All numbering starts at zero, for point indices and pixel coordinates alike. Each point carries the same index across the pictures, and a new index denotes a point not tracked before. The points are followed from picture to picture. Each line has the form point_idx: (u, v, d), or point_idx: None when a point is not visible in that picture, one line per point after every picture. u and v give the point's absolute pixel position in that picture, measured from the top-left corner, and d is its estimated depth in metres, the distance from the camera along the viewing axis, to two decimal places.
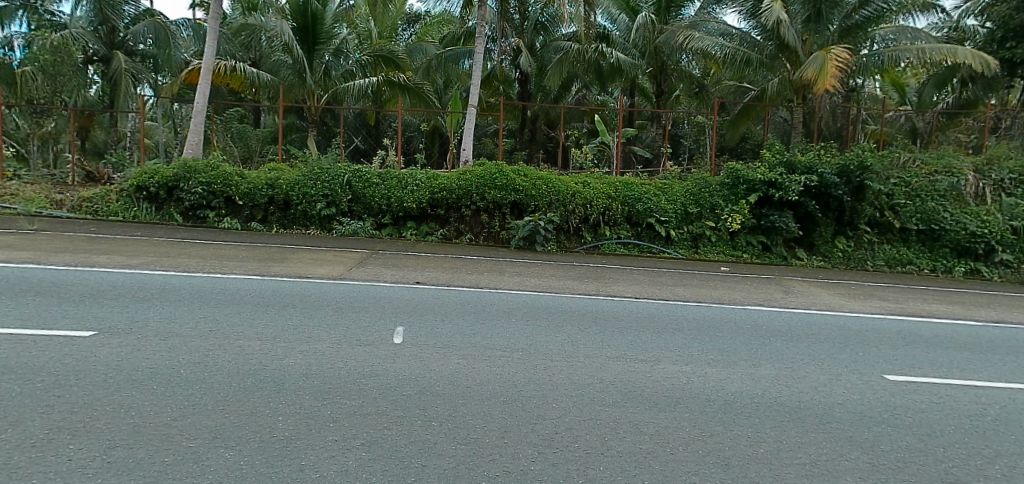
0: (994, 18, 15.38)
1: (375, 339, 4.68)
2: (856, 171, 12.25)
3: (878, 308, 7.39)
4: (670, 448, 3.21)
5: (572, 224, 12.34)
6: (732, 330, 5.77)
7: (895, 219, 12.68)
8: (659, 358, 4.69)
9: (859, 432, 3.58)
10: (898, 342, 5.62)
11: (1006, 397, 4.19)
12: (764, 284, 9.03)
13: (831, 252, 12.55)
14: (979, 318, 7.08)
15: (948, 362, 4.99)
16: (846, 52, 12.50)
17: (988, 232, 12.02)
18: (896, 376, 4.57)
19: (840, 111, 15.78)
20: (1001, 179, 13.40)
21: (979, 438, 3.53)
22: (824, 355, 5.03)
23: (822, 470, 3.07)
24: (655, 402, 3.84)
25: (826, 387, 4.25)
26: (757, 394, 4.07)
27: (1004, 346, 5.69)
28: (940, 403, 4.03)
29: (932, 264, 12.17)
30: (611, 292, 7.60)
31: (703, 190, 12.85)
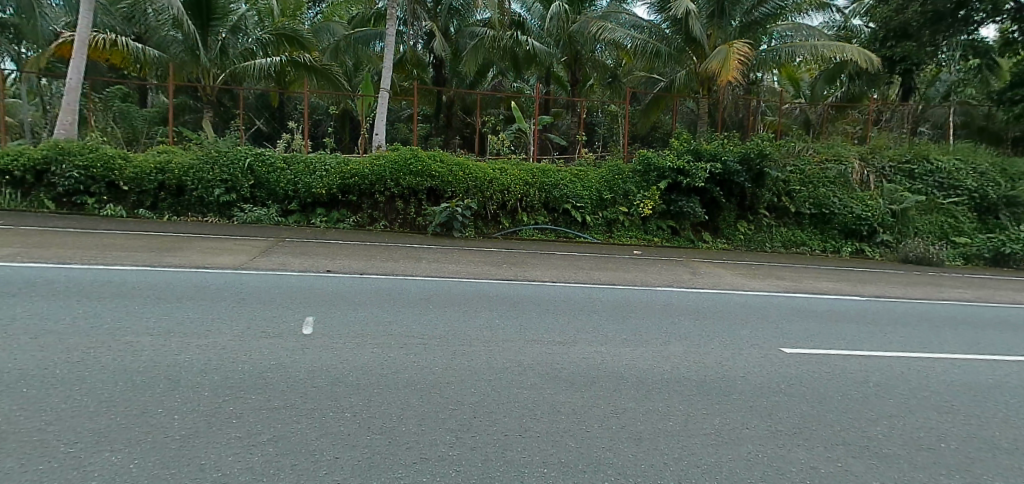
0: (877, 19, 17.07)
1: (283, 331, 4.52)
2: (755, 159, 12.99)
3: (777, 287, 7.96)
4: (585, 426, 3.35)
5: (489, 210, 12.41)
6: (641, 311, 6.00)
7: (791, 204, 13.65)
8: (576, 340, 4.82)
9: (758, 402, 3.85)
10: (794, 317, 6.07)
11: (888, 364, 4.64)
12: (674, 265, 9.49)
13: (734, 235, 13.31)
14: (863, 293, 7.80)
15: (838, 334, 5.45)
16: (747, 48, 13.25)
17: (871, 216, 13.33)
18: (791, 349, 4.93)
19: (742, 103, 16.44)
20: (882, 167, 14.97)
21: (862, 402, 3.90)
22: (729, 332, 5.33)
23: (723, 441, 3.30)
24: (572, 382, 3.95)
25: (730, 361, 4.52)
26: (667, 370, 4.27)
27: (882, 317, 6.32)
28: (830, 373, 4.39)
29: (823, 245, 13.31)
30: (529, 276, 7.73)
31: (617, 177, 13.32)
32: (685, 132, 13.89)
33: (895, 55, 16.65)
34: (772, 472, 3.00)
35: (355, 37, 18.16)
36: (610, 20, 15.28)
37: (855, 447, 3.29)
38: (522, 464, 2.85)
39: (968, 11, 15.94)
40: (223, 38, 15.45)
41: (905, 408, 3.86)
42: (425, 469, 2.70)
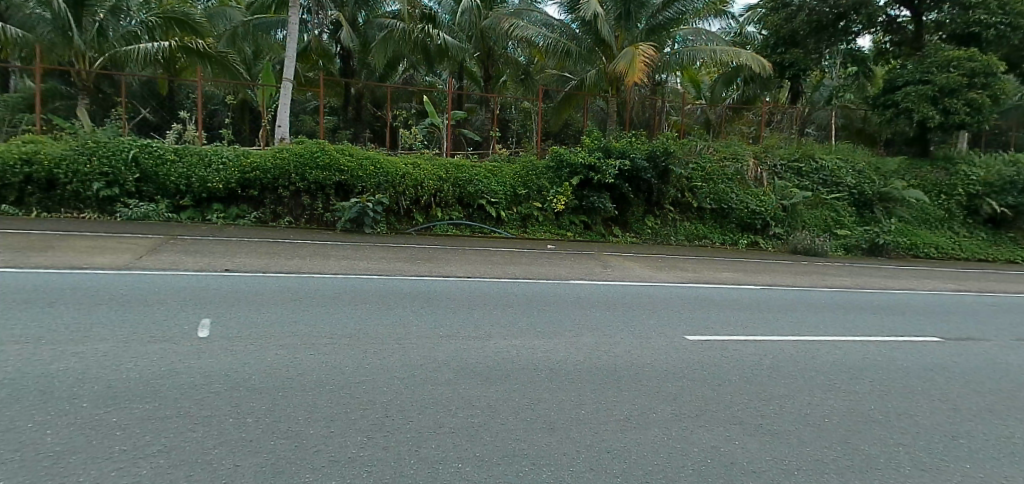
0: (769, 27, 18.60)
1: (175, 334, 4.26)
2: (662, 156, 13.77)
3: (681, 278, 8.43)
4: (499, 419, 3.40)
5: (402, 205, 12.30)
6: (553, 303, 6.16)
7: (693, 199, 14.56)
8: (490, 335, 4.87)
9: (664, 387, 4.06)
10: (696, 306, 6.48)
11: (778, 347, 5.05)
12: (586, 259, 9.81)
13: (642, 229, 14.01)
14: (758, 282, 8.43)
15: (733, 321, 5.86)
16: (651, 50, 13.98)
17: (764, 211, 14.56)
18: (695, 336, 5.24)
19: (648, 103, 17.15)
20: (775, 166, 16.35)
21: (757, 383, 4.21)
22: (637, 322, 5.60)
23: (632, 427, 3.46)
24: (487, 376, 4.00)
25: (638, 350, 4.74)
26: (580, 360, 4.42)
27: (769, 304, 6.87)
28: (727, 357, 4.71)
29: (723, 237, 14.29)
30: (443, 272, 7.74)
31: (531, 173, 13.61)
32: (596, 130, 14.33)
33: (784, 61, 18.13)
34: (676, 454, 3.18)
35: (254, 23, 17.32)
36: (523, 17, 15.48)
37: (750, 426, 3.55)
38: (436, 460, 2.84)
39: (848, 22, 17.82)
40: (102, 19, 14.41)
41: (794, 388, 4.19)
42: (335, 471, 2.63)
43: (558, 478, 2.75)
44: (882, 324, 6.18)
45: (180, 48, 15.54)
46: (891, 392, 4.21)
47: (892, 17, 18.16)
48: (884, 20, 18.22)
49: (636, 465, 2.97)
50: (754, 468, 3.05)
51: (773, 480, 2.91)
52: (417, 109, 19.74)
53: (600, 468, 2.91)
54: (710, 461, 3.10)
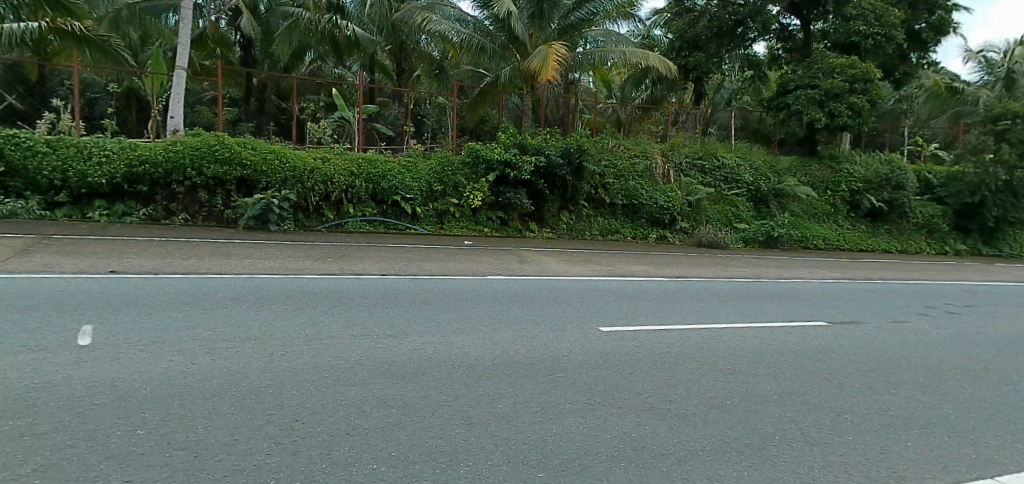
0: (674, 31, 19.69)
1: (49, 344, 3.90)
2: (575, 153, 14.20)
3: (595, 271, 8.71)
4: (416, 417, 3.37)
5: (311, 202, 12.06)
6: (470, 299, 6.19)
7: (606, 196, 15.21)
8: (407, 333, 4.83)
9: (578, 378, 4.18)
10: (608, 298, 6.75)
11: (684, 336, 5.33)
12: (505, 255, 9.94)
13: (558, 225, 14.40)
14: (665, 274, 8.87)
15: (642, 312, 6.14)
16: (564, 49, 14.38)
17: (672, 206, 15.46)
18: (609, 327, 5.43)
19: (562, 101, 17.65)
20: (681, 163, 17.27)
21: (664, 371, 4.43)
22: (554, 316, 5.72)
23: (547, 418, 3.54)
24: (403, 374, 3.96)
25: (555, 343, 4.86)
26: (497, 355, 4.47)
27: (672, 294, 7.25)
28: (638, 346, 4.92)
29: (634, 232, 15.09)
30: (356, 270, 7.58)
31: (447, 169, 13.62)
32: (511, 126, 14.53)
33: (689, 63, 19.27)
34: (590, 443, 3.29)
35: (142, 8, 16.68)
36: (436, 11, 15.40)
37: (659, 411, 3.74)
38: (350, 463, 2.78)
39: (745, 29, 19.18)
40: None
41: (699, 373, 4.45)
42: (241, 480, 2.50)
43: (474, 474, 2.76)
44: (777, 311, 6.69)
45: (50, 29, 13.84)
46: (784, 373, 4.58)
47: (784, 26, 19.56)
48: (777, 28, 19.61)
49: (552, 456, 3.03)
50: (662, 451, 3.23)
51: (680, 463, 3.09)
52: (326, 102, 19.37)
53: (517, 460, 2.97)
54: (621, 448, 3.23)
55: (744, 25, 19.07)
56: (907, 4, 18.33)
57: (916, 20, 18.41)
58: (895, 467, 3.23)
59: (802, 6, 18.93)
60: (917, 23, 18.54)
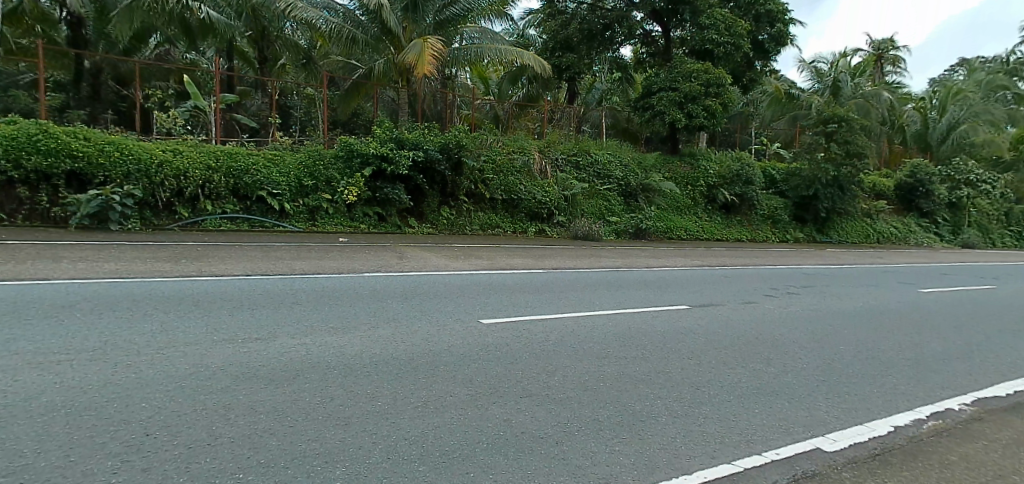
0: (548, 31, 20.89)
1: None
2: (454, 149, 14.50)
3: (474, 266, 8.83)
4: (288, 422, 3.23)
5: (160, 198, 11.29)
6: (348, 298, 6.04)
7: (485, 191, 15.66)
8: (276, 334, 4.63)
9: (458, 370, 4.23)
10: (488, 291, 6.90)
11: (560, 324, 5.59)
12: (383, 251, 9.84)
13: (438, 220, 14.69)
14: (542, 266, 9.18)
15: (522, 303, 6.33)
16: (439, 44, 14.48)
17: (549, 201, 16.28)
18: (490, 319, 5.58)
19: (439, 96, 17.67)
20: (556, 159, 18.05)
21: (543, 358, 4.59)
22: (436, 310, 5.75)
23: (427, 412, 3.54)
24: (273, 378, 3.78)
25: (435, 338, 4.87)
26: (375, 352, 4.40)
27: (546, 285, 7.56)
28: (516, 336, 5.07)
29: (514, 227, 15.68)
30: (217, 270, 7.19)
31: (318, 163, 13.45)
32: (388, 120, 14.58)
33: (563, 63, 20.61)
34: (471, 432, 3.35)
35: None
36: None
37: (538, 397, 3.88)
38: (213, 474, 2.59)
39: (612, 33, 20.47)
40: None
41: (576, 357, 4.69)
42: None
43: (349, 474, 2.70)
44: (646, 297, 7.20)
45: None
46: (651, 354, 4.92)
47: (647, 31, 21.05)
48: (641, 34, 21.03)
49: (433, 450, 3.02)
50: (541, 434, 3.37)
51: (556, 443, 3.24)
52: (176, 90, 17.91)
53: (396, 455, 2.95)
54: (502, 435, 3.31)
55: (612, 29, 20.43)
56: (752, 18, 20.42)
57: (759, 31, 20.55)
58: (743, 433, 3.64)
59: (662, 15, 20.28)
60: (760, 35, 20.62)
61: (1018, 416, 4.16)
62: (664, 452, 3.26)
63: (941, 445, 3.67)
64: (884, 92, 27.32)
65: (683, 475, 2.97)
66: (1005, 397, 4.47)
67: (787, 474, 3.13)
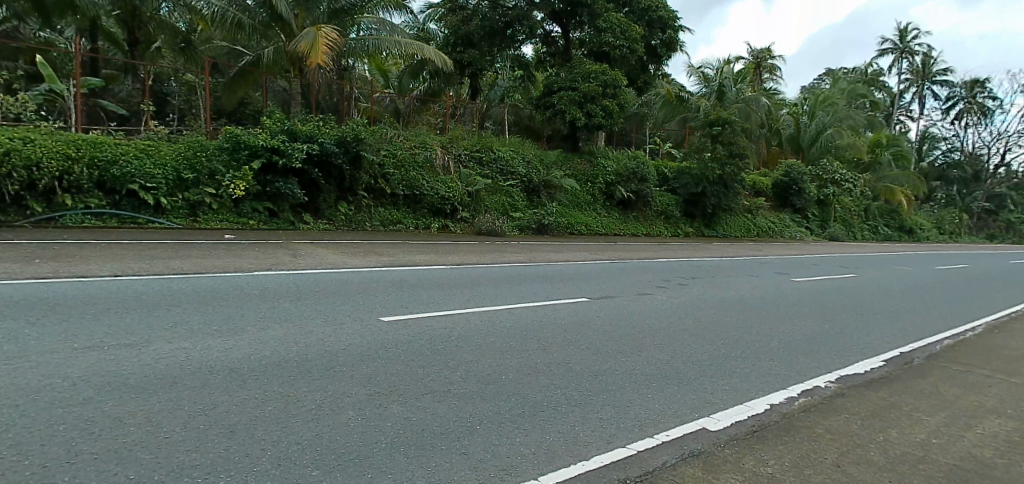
0: (449, 26, 20.85)
1: None
2: (351, 142, 14.78)
3: (374, 262, 8.75)
4: (165, 433, 2.98)
5: (8, 191, 10.64)
6: (235, 299, 5.76)
7: (386, 186, 15.98)
8: (151, 339, 4.31)
9: (355, 370, 4.13)
10: (390, 288, 6.85)
11: (464, 319, 5.64)
12: (275, 248, 9.48)
13: (335, 216, 14.65)
14: (441, 262, 9.22)
15: (424, 300, 6.33)
16: (334, 34, 14.90)
17: (452, 197, 16.72)
18: (391, 316, 5.53)
19: (335, 87, 18.37)
20: (460, 154, 18.80)
21: (443, 353, 4.61)
22: (333, 309, 5.63)
23: (322, 415, 3.41)
24: (147, 387, 3.50)
25: (331, 337, 4.74)
26: (265, 355, 4.21)
27: (442, 281, 7.57)
28: (418, 333, 5.05)
29: (416, 223, 15.89)
30: (77, 271, 6.61)
31: (200, 155, 13.30)
32: (279, 113, 14.85)
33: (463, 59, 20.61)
34: (370, 433, 3.28)
35: None
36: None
37: (439, 393, 3.86)
38: None
39: (513, 31, 20.95)
40: None
41: (477, 352, 4.74)
42: None
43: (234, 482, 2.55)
44: (549, 292, 7.41)
45: None
46: (549, 346, 5.07)
47: (548, 32, 22.10)
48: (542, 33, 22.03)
49: (328, 453, 2.90)
50: (442, 431, 3.36)
51: (457, 439, 3.25)
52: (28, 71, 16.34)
53: (288, 461, 2.81)
54: (401, 434, 3.26)
55: (513, 27, 20.91)
56: (644, 24, 21.47)
57: (652, 37, 21.77)
58: (635, 417, 3.83)
59: (562, 17, 21.40)
60: (653, 40, 21.83)
61: (872, 389, 4.68)
62: (562, 440, 3.36)
63: (810, 419, 4.05)
64: (763, 97, 29.71)
65: (579, 462, 3.09)
66: (863, 374, 5.02)
67: (675, 455, 3.32)
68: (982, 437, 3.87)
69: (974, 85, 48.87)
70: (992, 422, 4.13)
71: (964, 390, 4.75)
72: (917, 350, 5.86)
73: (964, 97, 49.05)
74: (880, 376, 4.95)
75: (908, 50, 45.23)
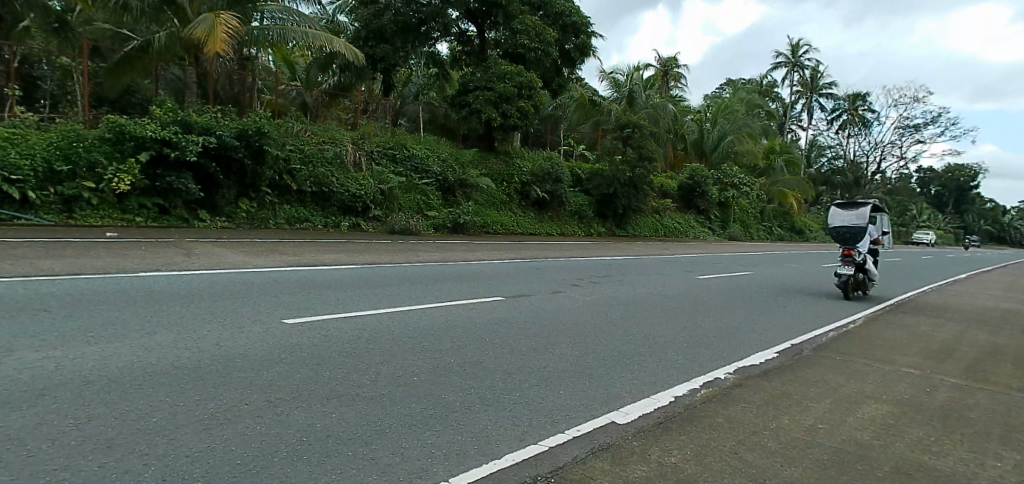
0: (360, 19, 20.93)
1: None
2: (254, 136, 14.54)
3: (277, 262, 8.57)
4: (28, 450, 2.62)
5: None
6: (115, 302, 5.40)
7: (292, 182, 15.88)
8: (12, 349, 3.92)
9: (257, 376, 3.91)
10: (295, 289, 6.74)
11: (373, 319, 5.62)
12: (165, 248, 8.98)
13: (235, 213, 14.37)
14: (347, 263, 9.14)
15: (329, 301, 6.23)
16: (234, 21, 14.69)
17: (364, 195, 16.89)
18: (294, 319, 5.38)
19: (236, 78, 18.27)
20: (371, 151, 19.27)
21: (350, 356, 4.52)
22: (231, 311, 5.43)
23: (217, 423, 3.16)
24: (6, 403, 3.11)
25: (228, 342, 4.51)
26: (152, 363, 3.91)
27: (347, 281, 7.48)
28: (325, 335, 4.96)
29: (325, 221, 15.98)
30: None
31: (77, 146, 12.59)
32: (170, 101, 14.05)
33: (375, 53, 20.93)
34: (270, 441, 3.06)
35: None
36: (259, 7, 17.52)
37: (347, 397, 3.71)
38: None
39: (427, 29, 21.53)
40: None
41: (388, 353, 4.67)
42: None
43: None
44: (460, 291, 7.50)
45: None
46: (460, 345, 5.08)
47: (463, 31, 22.92)
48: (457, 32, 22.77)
49: (224, 462, 2.71)
50: (349, 436, 3.22)
51: (365, 444, 3.13)
52: None
53: (175, 473, 2.56)
54: (303, 440, 3.09)
55: (427, 25, 21.45)
56: (559, 28, 22.71)
57: (565, 41, 22.97)
58: (547, 414, 3.90)
59: (477, 16, 22.27)
60: (567, 44, 23.06)
61: (766, 379, 5.02)
62: (473, 440, 3.35)
63: (711, 409, 4.26)
64: (669, 105, 31.46)
65: (491, 461, 3.09)
66: (758, 365, 5.38)
67: (585, 449, 3.40)
68: (861, 420, 4.25)
69: (856, 98, 53.70)
70: (870, 407, 4.54)
71: (847, 378, 5.21)
72: (806, 342, 6.38)
73: (848, 109, 53.94)
74: (774, 367, 5.32)
75: (798, 64, 49.03)
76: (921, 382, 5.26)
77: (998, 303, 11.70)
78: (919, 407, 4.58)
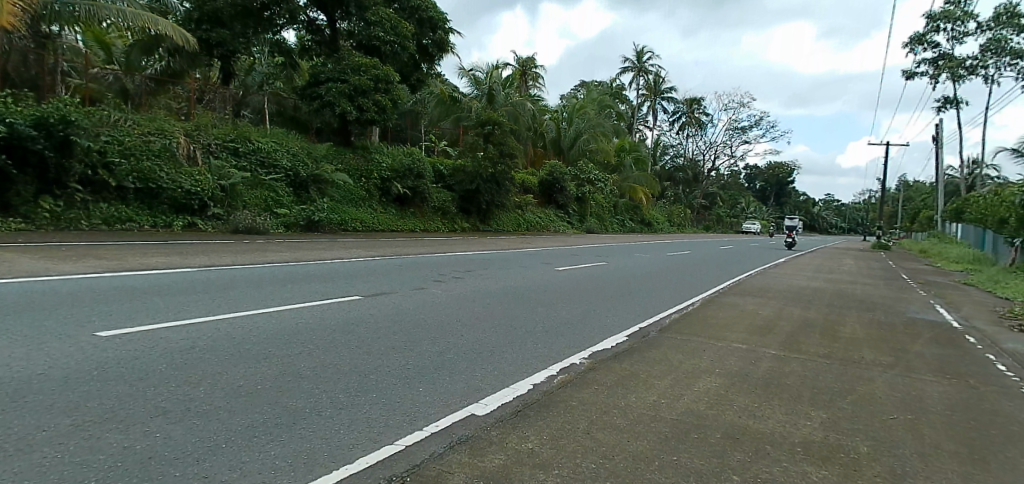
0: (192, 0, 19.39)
1: None
2: (57, 124, 13.10)
3: (93, 268, 7.69)
4: None
5: None
6: None
7: (110, 177, 14.41)
8: None
9: (62, 398, 3.44)
10: (115, 297, 6.12)
11: (210, 327, 5.24)
12: None
13: (34, 213, 12.52)
14: (181, 265, 8.47)
15: (157, 310, 5.70)
16: None
17: (200, 191, 15.76)
18: (108, 331, 4.83)
19: (33, 58, 16.11)
20: (208, 144, 18.07)
21: (182, 367, 4.17)
22: (31, 326, 4.76)
23: (4, 456, 2.69)
24: None
25: (24, 361, 3.93)
26: None
27: (180, 286, 6.95)
28: (153, 346, 4.54)
29: (153, 220, 14.63)
30: None
31: None
32: None
33: (209, 39, 19.63)
34: (78, 469, 2.67)
35: None
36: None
37: (175, 413, 3.39)
38: None
39: (271, 15, 21.05)
40: None
41: (228, 363, 4.37)
42: None
43: None
44: (310, 291, 7.30)
45: None
46: (307, 349, 4.90)
47: (312, 19, 22.48)
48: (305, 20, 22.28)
49: None
50: (176, 455, 2.91)
51: (197, 461, 2.86)
52: None
53: None
54: (121, 465, 2.74)
55: (271, 10, 20.93)
56: (415, 22, 23.41)
57: (423, 35, 23.77)
58: (404, 412, 3.89)
59: (327, 6, 22.03)
60: (424, 39, 23.92)
61: (614, 361, 5.42)
62: (324, 446, 3.22)
63: (565, 393, 4.51)
64: (528, 103, 32.52)
65: (341, 466, 2.99)
66: (610, 349, 5.81)
67: (442, 444, 3.42)
68: (697, 393, 4.73)
69: (693, 102, 59.32)
70: (706, 380, 5.08)
71: (687, 355, 5.78)
72: (652, 325, 7.01)
73: (686, 112, 59.34)
74: (623, 349, 5.76)
75: (643, 69, 53.19)
76: (748, 355, 5.98)
77: (811, 282, 13.77)
78: (744, 377, 5.22)
